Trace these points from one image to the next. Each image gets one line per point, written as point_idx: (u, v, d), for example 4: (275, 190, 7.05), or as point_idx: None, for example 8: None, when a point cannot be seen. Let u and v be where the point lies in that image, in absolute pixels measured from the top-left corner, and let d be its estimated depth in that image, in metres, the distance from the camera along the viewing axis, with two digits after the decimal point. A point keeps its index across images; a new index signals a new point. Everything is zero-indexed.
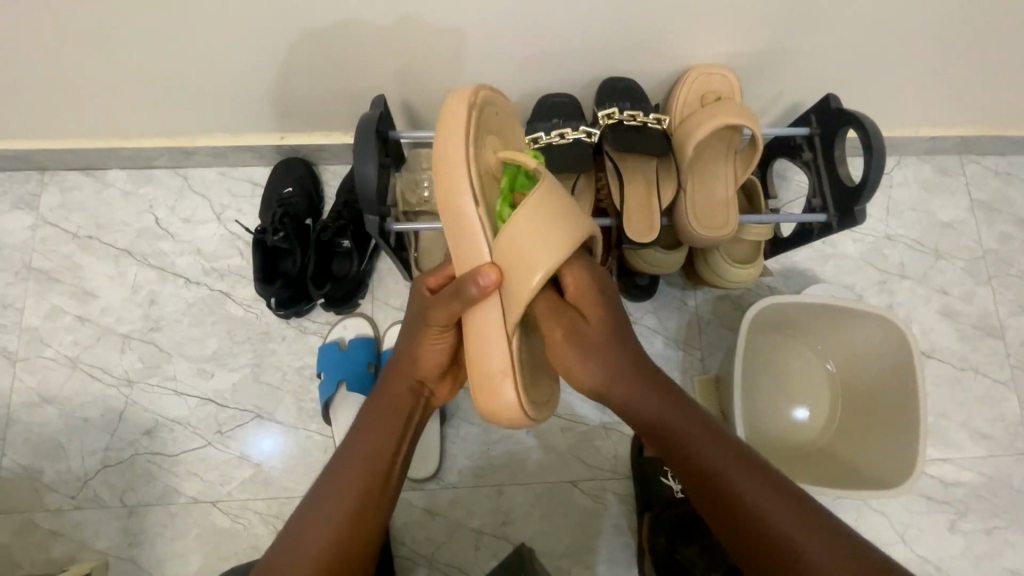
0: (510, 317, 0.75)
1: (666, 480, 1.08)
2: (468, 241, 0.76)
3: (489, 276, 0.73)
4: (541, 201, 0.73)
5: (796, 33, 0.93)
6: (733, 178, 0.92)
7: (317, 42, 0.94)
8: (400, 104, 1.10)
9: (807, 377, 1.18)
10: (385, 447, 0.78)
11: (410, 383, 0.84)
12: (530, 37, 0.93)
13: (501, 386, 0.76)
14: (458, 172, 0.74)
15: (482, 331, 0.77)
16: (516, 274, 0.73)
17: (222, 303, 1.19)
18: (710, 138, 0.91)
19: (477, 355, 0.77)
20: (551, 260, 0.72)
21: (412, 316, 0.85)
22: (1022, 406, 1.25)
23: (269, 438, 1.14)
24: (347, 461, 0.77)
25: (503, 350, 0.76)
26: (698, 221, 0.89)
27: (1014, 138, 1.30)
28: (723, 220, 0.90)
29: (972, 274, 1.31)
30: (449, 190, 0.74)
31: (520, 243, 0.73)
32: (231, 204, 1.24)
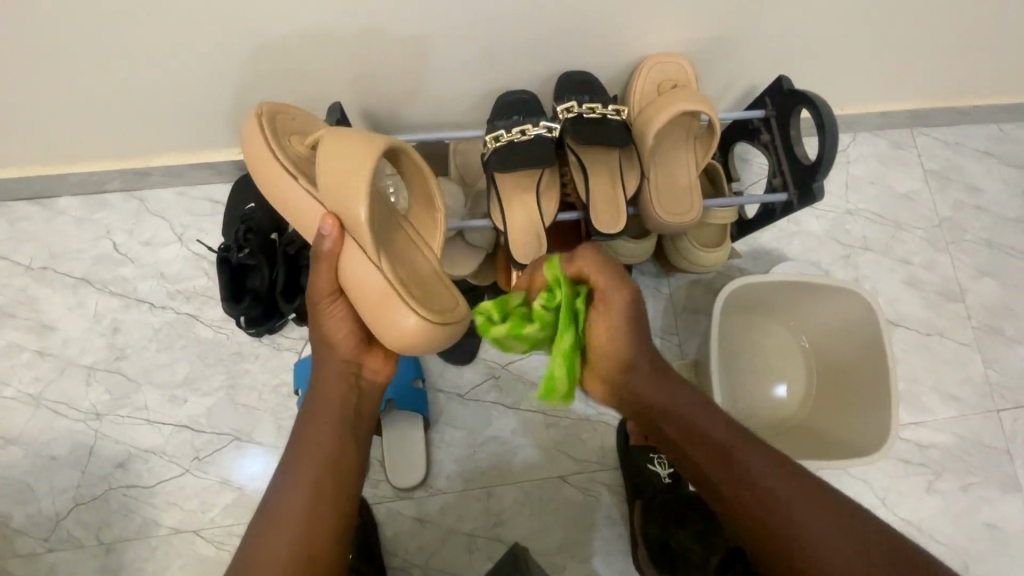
0: (366, 238, 0.74)
1: (652, 467, 1.10)
2: (309, 208, 0.80)
3: (329, 224, 0.75)
4: (336, 139, 0.77)
5: (743, 20, 0.96)
6: (694, 163, 0.93)
7: (269, 53, 0.92)
8: (359, 111, 1.08)
9: (781, 354, 1.21)
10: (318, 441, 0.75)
11: (331, 374, 0.80)
12: (484, 36, 0.92)
13: (392, 310, 0.73)
14: (268, 171, 0.83)
15: (347, 272, 0.76)
16: (348, 210, 0.75)
17: (190, 326, 1.16)
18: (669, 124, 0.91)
19: (358, 295, 0.76)
20: (368, 172, 0.74)
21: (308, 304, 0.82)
22: (986, 365, 1.29)
23: (252, 462, 1.11)
24: (290, 469, 0.74)
25: (375, 275, 0.73)
26: (663, 210, 0.90)
27: (960, 109, 1.35)
28: (688, 207, 0.90)
29: (932, 242, 1.35)
30: (271, 183, 0.83)
31: (338, 172, 0.75)
32: (192, 223, 1.21)
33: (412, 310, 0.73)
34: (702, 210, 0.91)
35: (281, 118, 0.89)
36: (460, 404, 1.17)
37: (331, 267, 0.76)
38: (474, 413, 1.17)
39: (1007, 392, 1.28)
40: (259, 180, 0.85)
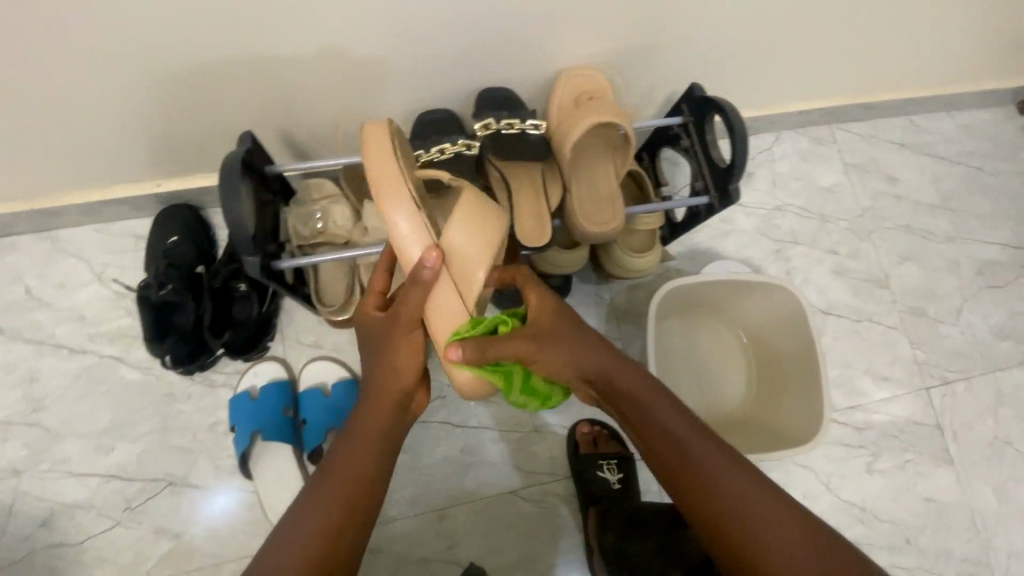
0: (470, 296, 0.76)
1: (600, 473, 1.12)
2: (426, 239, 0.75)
3: (434, 259, 0.71)
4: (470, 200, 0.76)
5: (652, 31, 0.98)
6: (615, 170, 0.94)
7: (175, 82, 0.89)
8: (280, 136, 1.06)
9: (722, 351, 1.23)
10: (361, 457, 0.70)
11: (389, 397, 0.74)
12: (399, 56, 0.92)
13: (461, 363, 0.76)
14: (394, 188, 0.75)
15: (438, 309, 0.76)
16: (455, 265, 0.76)
17: (114, 369, 1.10)
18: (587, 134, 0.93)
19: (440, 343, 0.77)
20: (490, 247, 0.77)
21: (376, 321, 0.76)
22: (913, 345, 1.36)
23: (219, 497, 1.07)
24: (315, 487, 0.68)
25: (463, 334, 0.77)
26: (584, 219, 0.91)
27: (871, 105, 1.42)
28: (609, 216, 0.91)
29: (855, 232, 1.42)
30: (392, 194, 0.74)
31: (469, 237, 0.76)
32: (112, 261, 1.15)
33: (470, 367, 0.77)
34: (624, 218, 0.92)
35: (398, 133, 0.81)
36: None
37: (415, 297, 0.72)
38: (421, 434, 1.15)
39: (933, 370, 1.35)
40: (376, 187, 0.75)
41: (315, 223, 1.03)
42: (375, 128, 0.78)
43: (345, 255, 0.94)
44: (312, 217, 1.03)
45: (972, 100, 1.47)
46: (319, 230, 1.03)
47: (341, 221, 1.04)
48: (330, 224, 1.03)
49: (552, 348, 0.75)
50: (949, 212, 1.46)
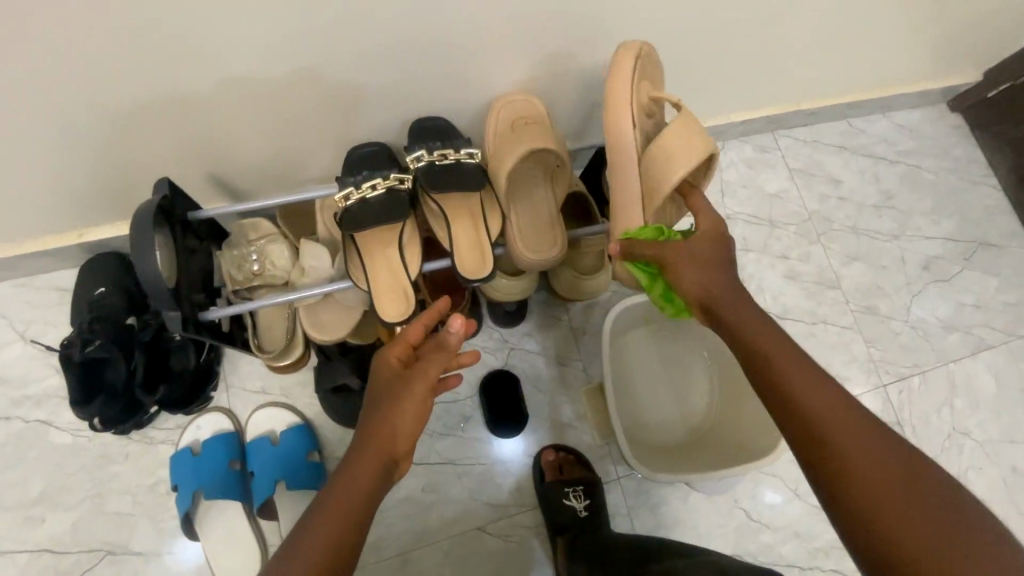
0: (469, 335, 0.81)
1: (569, 501, 1.08)
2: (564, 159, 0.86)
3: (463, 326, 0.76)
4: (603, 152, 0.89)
5: (584, 52, 0.98)
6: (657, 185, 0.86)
7: (86, 128, 0.84)
8: (210, 177, 1.01)
9: (682, 365, 1.22)
10: (348, 513, 0.62)
11: (388, 450, 0.68)
12: (326, 90, 0.89)
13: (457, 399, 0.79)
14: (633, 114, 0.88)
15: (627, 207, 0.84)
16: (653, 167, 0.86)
17: (42, 434, 1.03)
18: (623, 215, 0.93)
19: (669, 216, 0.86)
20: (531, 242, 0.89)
21: (382, 386, 0.72)
22: (868, 344, 1.38)
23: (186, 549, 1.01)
24: (291, 551, 0.58)
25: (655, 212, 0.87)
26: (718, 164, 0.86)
27: (811, 111, 1.45)
28: (700, 145, 0.81)
29: (804, 235, 1.44)
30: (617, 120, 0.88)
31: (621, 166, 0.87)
32: (37, 317, 1.08)
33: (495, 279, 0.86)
34: (566, 244, 0.91)
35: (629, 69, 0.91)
36: None
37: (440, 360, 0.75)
38: None
39: (890, 366, 1.37)
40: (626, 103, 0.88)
41: (249, 264, 0.98)
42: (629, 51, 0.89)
43: (283, 300, 0.90)
44: (246, 257, 0.98)
45: (906, 101, 1.52)
46: (255, 271, 0.98)
47: (278, 260, 0.99)
48: (266, 266, 0.99)
49: (690, 265, 0.73)
50: (893, 210, 1.49)
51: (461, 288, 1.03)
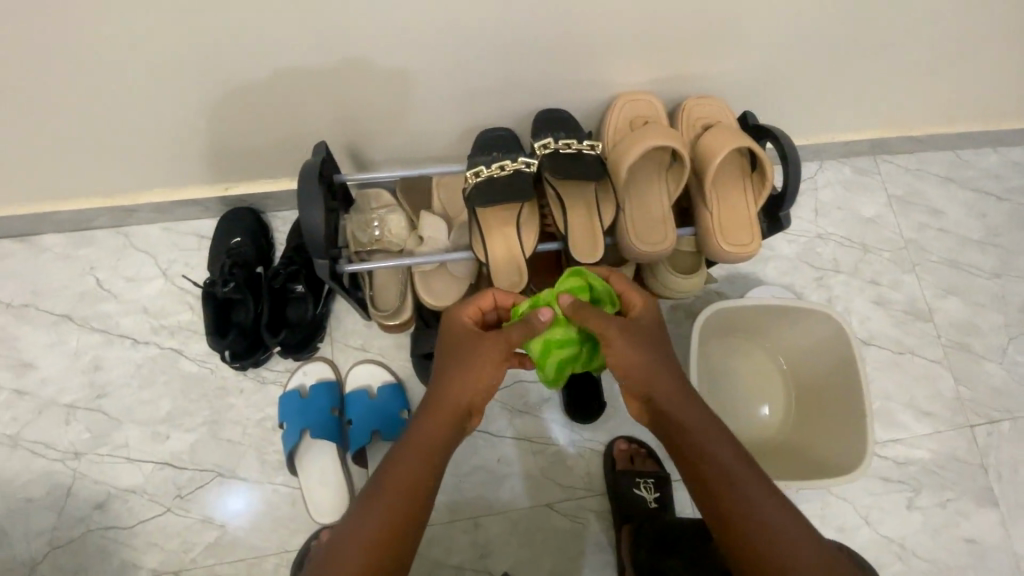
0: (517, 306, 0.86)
1: (639, 491, 1.12)
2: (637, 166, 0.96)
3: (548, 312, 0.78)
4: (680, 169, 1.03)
5: (709, 59, 1.01)
6: (755, 197, 0.97)
7: (256, 95, 0.94)
8: (344, 147, 1.10)
9: (761, 375, 1.22)
10: (421, 471, 0.70)
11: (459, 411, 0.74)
12: (467, 76, 0.96)
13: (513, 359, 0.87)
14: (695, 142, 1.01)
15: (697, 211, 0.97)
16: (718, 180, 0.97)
17: (173, 361, 1.15)
18: (735, 254, 0.95)
19: (730, 218, 0.96)
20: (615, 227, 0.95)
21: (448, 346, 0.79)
22: (956, 382, 1.34)
23: (234, 496, 1.09)
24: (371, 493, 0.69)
25: (726, 212, 0.96)
26: (768, 155, 0.91)
27: (919, 138, 1.42)
28: (738, 137, 0.91)
29: (898, 263, 1.41)
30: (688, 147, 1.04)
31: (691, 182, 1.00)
32: (177, 259, 1.21)
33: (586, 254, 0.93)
34: (675, 240, 0.95)
35: (699, 110, 1.06)
36: None
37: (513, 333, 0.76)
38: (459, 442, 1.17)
39: (978, 408, 1.32)
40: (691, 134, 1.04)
41: (374, 227, 1.07)
42: (697, 102, 1.07)
43: (401, 263, 0.97)
44: (374, 221, 1.07)
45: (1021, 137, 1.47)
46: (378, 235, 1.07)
47: (399, 229, 1.07)
48: (387, 232, 1.07)
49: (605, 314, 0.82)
50: (996, 248, 1.44)
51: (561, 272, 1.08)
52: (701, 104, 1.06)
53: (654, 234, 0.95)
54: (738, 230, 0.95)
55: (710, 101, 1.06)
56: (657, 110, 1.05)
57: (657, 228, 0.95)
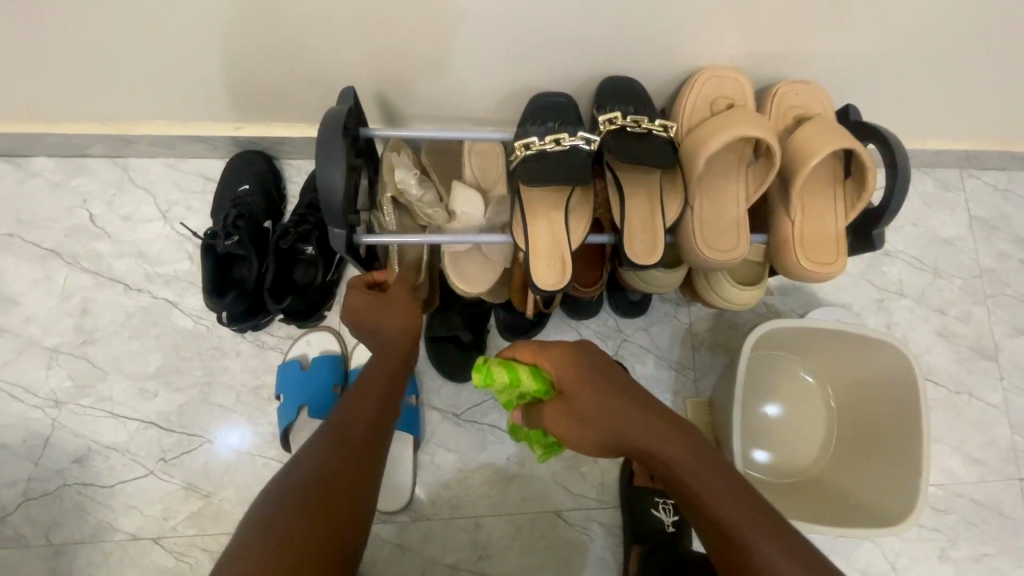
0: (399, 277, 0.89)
1: (656, 512, 1.03)
2: (717, 155, 0.82)
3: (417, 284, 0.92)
4: None
5: (813, 37, 0.85)
6: (845, 207, 0.83)
7: (274, 23, 0.79)
8: (374, 96, 0.96)
9: (803, 401, 1.11)
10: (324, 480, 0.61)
11: (368, 436, 0.68)
12: (526, 28, 0.81)
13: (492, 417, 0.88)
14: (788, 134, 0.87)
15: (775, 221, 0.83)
16: (808, 187, 0.83)
17: (167, 313, 1.06)
18: (816, 273, 0.82)
19: (812, 234, 0.82)
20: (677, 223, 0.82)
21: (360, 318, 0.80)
22: (1013, 430, 1.22)
23: (233, 432, 1.03)
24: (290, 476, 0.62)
25: (809, 226, 0.82)
26: (875, 163, 0.76)
27: (1017, 154, 1.25)
28: (842, 136, 0.76)
29: (970, 293, 1.27)
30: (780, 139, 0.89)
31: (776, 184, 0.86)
32: (179, 200, 1.10)
33: (642, 249, 0.79)
34: (747, 249, 0.81)
35: (793, 98, 0.90)
36: (454, 423, 1.08)
37: (388, 317, 0.79)
38: (468, 435, 1.08)
39: None
40: (785, 124, 0.89)
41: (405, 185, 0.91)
42: (791, 86, 0.91)
43: (433, 241, 0.84)
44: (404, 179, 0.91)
45: None
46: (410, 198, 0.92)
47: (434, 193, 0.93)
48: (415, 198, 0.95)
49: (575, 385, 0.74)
50: None
51: (603, 266, 0.96)
52: (797, 89, 0.91)
53: (721, 239, 0.82)
54: (821, 248, 0.82)
55: (806, 86, 0.91)
56: (744, 88, 0.89)
57: (726, 234, 0.82)
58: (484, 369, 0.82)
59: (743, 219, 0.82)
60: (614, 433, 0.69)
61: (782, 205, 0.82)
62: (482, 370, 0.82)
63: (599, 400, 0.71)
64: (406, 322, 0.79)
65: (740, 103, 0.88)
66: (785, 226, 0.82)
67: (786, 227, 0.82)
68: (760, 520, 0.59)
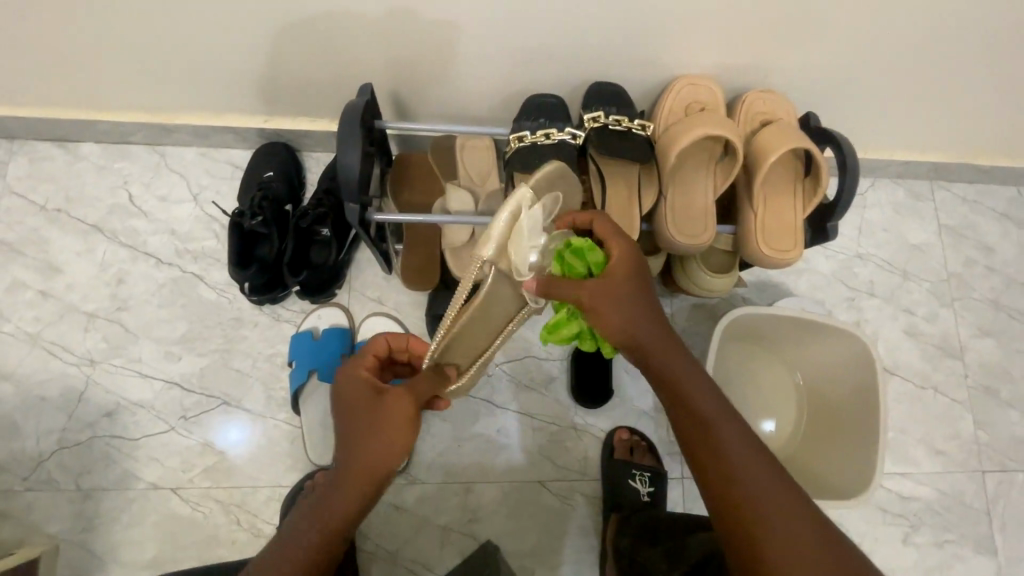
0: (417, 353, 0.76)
1: (633, 482, 1.11)
2: (688, 152, 0.93)
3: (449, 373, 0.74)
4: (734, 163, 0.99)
5: (779, 52, 0.96)
6: (805, 202, 0.94)
7: (305, 27, 0.91)
8: (388, 95, 1.07)
9: (775, 389, 1.19)
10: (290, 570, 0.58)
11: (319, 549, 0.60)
12: (524, 37, 0.92)
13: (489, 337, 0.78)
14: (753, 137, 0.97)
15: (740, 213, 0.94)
16: (769, 183, 0.94)
17: (194, 285, 1.16)
18: (775, 258, 0.92)
19: (772, 224, 0.93)
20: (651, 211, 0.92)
21: (353, 399, 0.67)
22: (977, 425, 1.29)
23: (234, 428, 1.11)
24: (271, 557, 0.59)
25: (769, 218, 0.93)
26: (825, 162, 0.87)
27: (983, 168, 1.35)
28: (798, 136, 0.87)
29: (937, 296, 1.35)
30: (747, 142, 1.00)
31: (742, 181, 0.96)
32: (209, 185, 1.21)
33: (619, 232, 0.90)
34: (714, 235, 0.92)
35: (760, 105, 1.01)
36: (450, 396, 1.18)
37: (362, 437, 0.63)
38: (463, 407, 1.18)
39: (994, 454, 1.28)
40: (752, 127, 1.00)
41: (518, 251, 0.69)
42: (758, 95, 1.02)
43: (432, 221, 0.97)
44: (537, 245, 0.69)
45: None
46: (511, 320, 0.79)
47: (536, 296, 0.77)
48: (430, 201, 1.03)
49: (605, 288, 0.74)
50: None
51: None
52: (764, 97, 1.02)
53: (690, 225, 0.92)
54: (780, 236, 0.92)
55: (772, 95, 1.02)
56: (715, 93, 1.00)
57: (695, 221, 0.92)
58: (581, 241, 0.79)
59: (711, 208, 0.92)
60: (626, 335, 0.73)
61: (745, 198, 0.93)
62: (574, 240, 0.79)
63: (622, 303, 0.73)
64: (376, 460, 0.62)
65: (712, 107, 0.99)
66: (747, 217, 0.93)
67: (748, 218, 0.92)
68: (736, 425, 0.67)
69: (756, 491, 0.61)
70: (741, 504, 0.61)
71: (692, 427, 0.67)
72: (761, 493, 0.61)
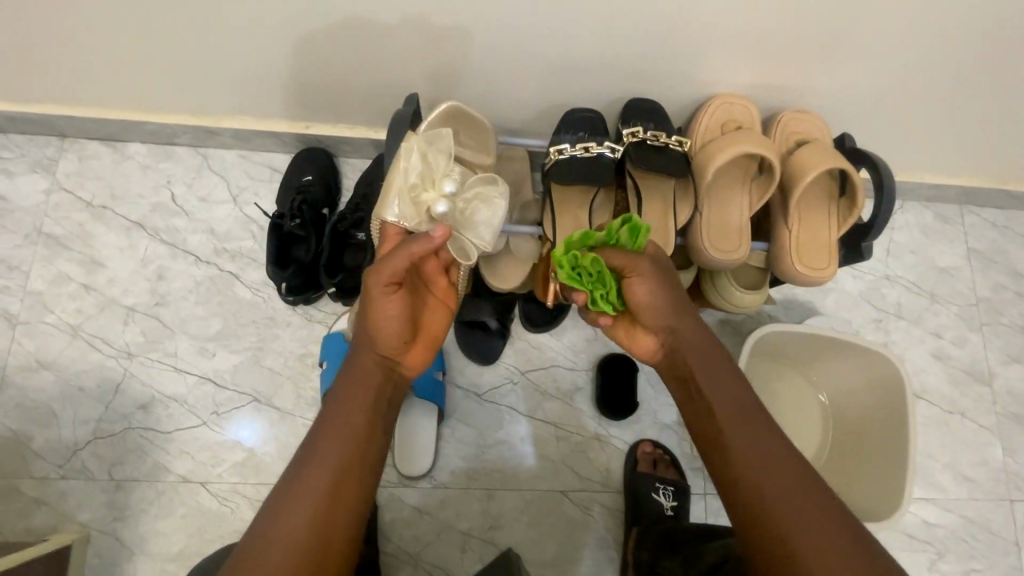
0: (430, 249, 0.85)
1: (656, 496, 1.11)
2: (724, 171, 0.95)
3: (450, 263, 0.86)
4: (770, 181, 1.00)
5: (815, 74, 0.98)
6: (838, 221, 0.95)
7: (354, 37, 0.94)
8: (428, 104, 1.10)
9: (800, 406, 1.19)
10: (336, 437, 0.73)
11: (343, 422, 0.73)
12: (565, 52, 0.94)
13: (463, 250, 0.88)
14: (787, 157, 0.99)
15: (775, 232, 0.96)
16: (804, 203, 0.95)
17: (230, 284, 1.19)
18: (809, 276, 0.93)
19: (805, 245, 0.94)
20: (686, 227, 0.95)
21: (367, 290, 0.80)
22: (1005, 452, 1.28)
23: (245, 426, 1.13)
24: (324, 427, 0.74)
25: (804, 238, 0.94)
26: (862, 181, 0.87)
27: (1013, 193, 1.34)
28: (835, 157, 0.88)
29: (965, 320, 1.34)
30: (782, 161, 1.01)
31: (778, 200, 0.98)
32: (249, 186, 1.25)
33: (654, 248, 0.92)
34: (747, 251, 0.93)
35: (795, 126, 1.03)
36: (475, 402, 1.19)
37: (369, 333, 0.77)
38: (487, 413, 1.19)
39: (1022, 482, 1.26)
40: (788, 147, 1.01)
41: (424, 198, 0.87)
42: (793, 115, 1.04)
43: None
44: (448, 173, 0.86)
45: None
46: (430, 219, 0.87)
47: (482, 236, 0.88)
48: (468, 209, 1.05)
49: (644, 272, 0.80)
50: None
51: None
52: (797, 117, 1.04)
53: (724, 242, 0.93)
54: (813, 256, 0.93)
55: (806, 114, 1.04)
56: (751, 112, 1.01)
57: (728, 238, 0.94)
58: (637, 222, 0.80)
59: (744, 227, 0.94)
60: (664, 319, 0.81)
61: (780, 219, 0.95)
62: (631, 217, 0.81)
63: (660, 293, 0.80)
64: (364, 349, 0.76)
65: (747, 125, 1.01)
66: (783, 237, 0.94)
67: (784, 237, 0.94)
68: (760, 423, 0.74)
69: (773, 474, 0.70)
70: (762, 497, 0.68)
71: (732, 422, 0.75)
72: (781, 492, 0.68)
